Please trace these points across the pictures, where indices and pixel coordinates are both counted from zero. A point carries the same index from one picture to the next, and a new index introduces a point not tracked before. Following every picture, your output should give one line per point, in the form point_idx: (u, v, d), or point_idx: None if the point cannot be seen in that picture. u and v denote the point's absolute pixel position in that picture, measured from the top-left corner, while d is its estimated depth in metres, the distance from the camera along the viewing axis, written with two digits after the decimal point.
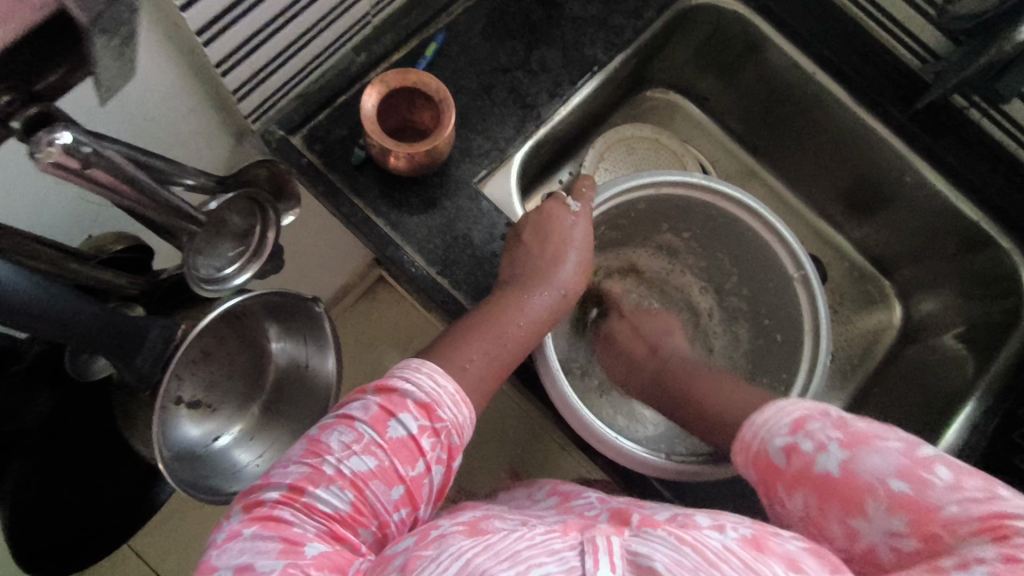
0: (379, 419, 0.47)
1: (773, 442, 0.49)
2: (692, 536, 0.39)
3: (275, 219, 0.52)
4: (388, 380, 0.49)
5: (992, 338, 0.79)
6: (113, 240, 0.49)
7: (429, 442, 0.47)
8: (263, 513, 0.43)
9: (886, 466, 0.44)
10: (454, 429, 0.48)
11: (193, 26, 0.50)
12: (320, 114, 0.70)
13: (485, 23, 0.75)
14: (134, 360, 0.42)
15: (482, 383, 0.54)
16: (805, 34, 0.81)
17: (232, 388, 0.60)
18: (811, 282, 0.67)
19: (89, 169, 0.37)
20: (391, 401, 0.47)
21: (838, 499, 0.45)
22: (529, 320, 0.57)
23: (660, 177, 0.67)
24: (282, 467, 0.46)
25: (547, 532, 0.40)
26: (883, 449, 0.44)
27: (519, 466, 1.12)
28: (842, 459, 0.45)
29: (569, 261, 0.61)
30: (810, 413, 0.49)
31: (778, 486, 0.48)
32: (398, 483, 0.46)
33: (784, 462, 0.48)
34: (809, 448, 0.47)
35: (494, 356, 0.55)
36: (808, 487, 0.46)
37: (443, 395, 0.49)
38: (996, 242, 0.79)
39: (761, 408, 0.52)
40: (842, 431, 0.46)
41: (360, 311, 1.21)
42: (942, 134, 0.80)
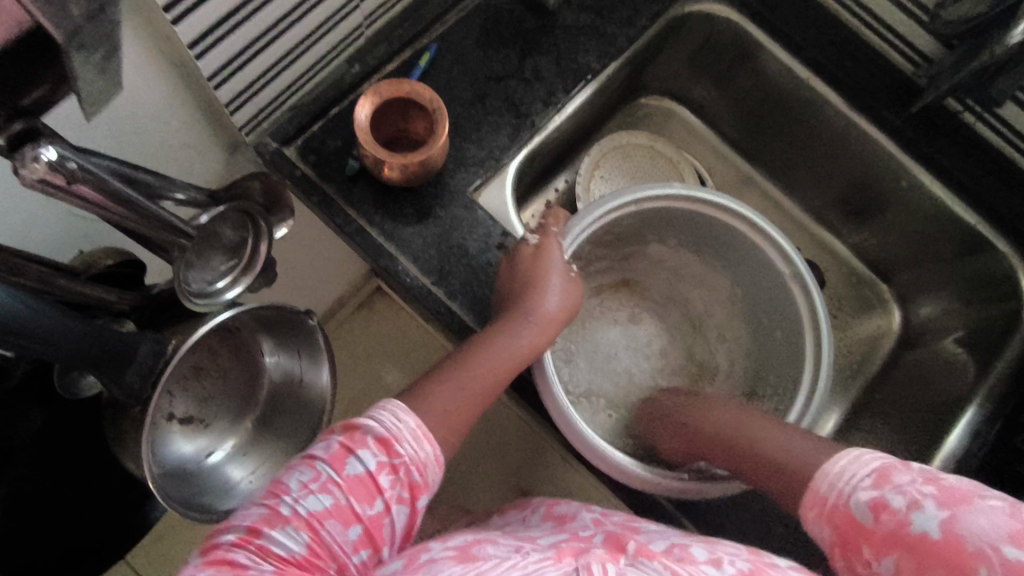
0: (338, 457, 0.46)
1: (848, 490, 0.46)
2: (687, 568, 0.41)
3: (268, 231, 0.51)
4: (350, 419, 0.48)
5: (991, 342, 0.79)
6: (106, 256, 0.48)
7: (389, 480, 0.46)
8: (217, 556, 0.41)
9: (994, 531, 0.39)
10: (415, 466, 0.47)
11: (184, 39, 0.50)
12: (313, 125, 0.69)
13: (479, 32, 0.74)
14: (122, 376, 0.42)
15: (450, 419, 0.52)
16: (799, 40, 0.81)
17: (225, 403, 0.59)
18: (808, 287, 0.67)
19: (71, 183, 0.36)
20: (352, 439, 0.46)
21: (940, 568, 0.40)
22: (501, 351, 0.57)
23: (645, 192, 0.67)
24: (240, 510, 0.45)
25: (541, 560, 0.43)
26: (938, 500, 0.42)
27: (518, 478, 1.11)
28: (882, 501, 0.44)
29: (549, 293, 0.61)
30: (894, 465, 0.46)
31: (814, 515, 0.48)
32: (355, 523, 0.44)
33: (831, 495, 0.47)
34: (867, 490, 0.45)
35: (463, 394, 0.54)
36: (902, 552, 0.42)
37: (405, 431, 0.47)
38: (993, 246, 0.79)
39: (832, 459, 0.49)
40: (936, 487, 0.43)
41: (357, 322, 1.21)
42: (937, 139, 0.80)
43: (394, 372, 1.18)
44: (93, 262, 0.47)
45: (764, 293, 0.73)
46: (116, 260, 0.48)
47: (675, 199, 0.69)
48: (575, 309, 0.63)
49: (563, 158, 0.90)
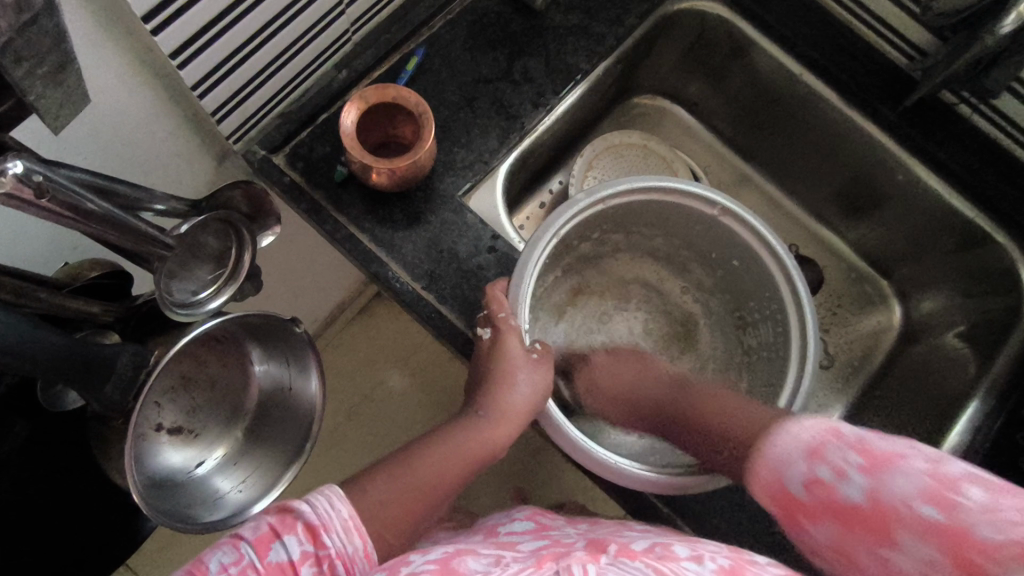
0: (264, 540, 0.42)
1: (792, 474, 0.45)
2: (667, 566, 0.41)
3: (251, 240, 0.52)
4: (287, 500, 0.45)
5: (992, 336, 0.77)
6: (88, 267, 0.48)
7: (310, 571, 0.42)
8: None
9: (910, 488, 0.39)
10: (341, 560, 0.44)
11: (165, 49, 0.50)
12: (302, 132, 0.69)
13: (466, 35, 0.74)
14: (103, 388, 0.42)
15: (414, 488, 0.55)
16: (789, 35, 0.80)
17: (214, 414, 0.59)
18: (800, 298, 0.66)
19: (42, 198, 0.36)
20: (281, 522, 0.43)
21: (865, 528, 0.41)
22: (449, 453, 0.58)
23: (638, 183, 0.66)
24: None
25: (521, 569, 0.42)
26: (908, 470, 0.40)
27: (519, 481, 1.11)
28: (866, 487, 0.41)
29: (516, 382, 0.60)
30: (826, 436, 0.45)
31: (802, 516, 0.45)
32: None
33: (806, 492, 0.44)
34: (829, 476, 0.43)
35: (424, 467, 0.57)
36: (832, 518, 0.42)
37: (334, 519, 0.45)
38: (992, 239, 0.77)
39: (776, 433, 0.48)
40: (861, 454, 0.42)
41: (357, 329, 1.21)
42: (933, 132, 0.79)
43: (395, 377, 1.18)
44: (75, 274, 0.47)
45: (758, 293, 0.72)
46: (99, 271, 0.48)
47: (668, 194, 0.68)
48: (546, 399, 0.62)
49: (557, 159, 0.90)
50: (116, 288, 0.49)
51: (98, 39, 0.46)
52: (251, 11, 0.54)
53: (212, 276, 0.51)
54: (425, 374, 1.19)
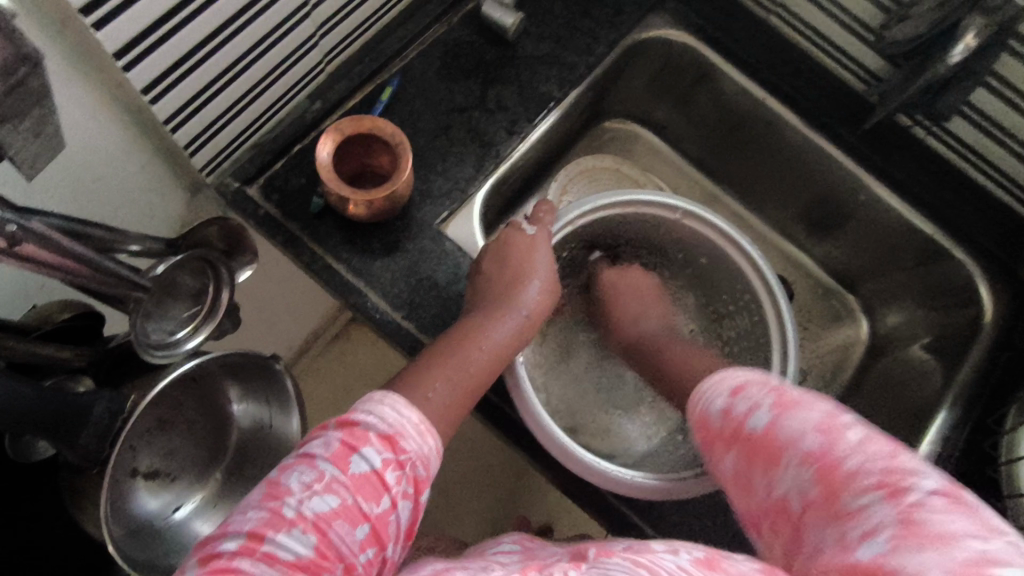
0: (341, 455, 0.42)
1: (714, 405, 0.50)
2: (646, 557, 0.40)
3: (230, 278, 0.52)
4: (348, 413, 0.44)
5: (955, 346, 0.80)
6: (59, 309, 0.47)
7: (395, 476, 0.43)
8: (218, 565, 0.38)
9: (804, 426, 0.44)
10: (420, 460, 0.44)
11: (137, 85, 0.49)
12: (276, 163, 0.69)
13: (440, 65, 0.75)
14: (79, 439, 0.40)
15: (447, 412, 0.51)
16: (752, 62, 0.83)
17: (192, 455, 0.58)
18: (782, 315, 0.67)
19: (15, 246, 0.35)
20: (353, 435, 0.43)
21: (761, 455, 0.45)
22: (494, 344, 0.56)
23: (626, 199, 0.68)
24: (239, 513, 0.41)
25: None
26: (807, 411, 0.45)
27: (499, 506, 1.09)
28: (769, 419, 0.46)
29: (533, 286, 0.60)
30: (749, 380, 0.50)
31: (715, 445, 0.50)
32: (363, 522, 0.41)
33: (721, 420, 0.49)
34: (743, 408, 0.48)
35: (458, 385, 0.52)
36: (739, 446, 0.47)
37: (407, 425, 0.45)
38: (951, 254, 0.80)
39: (710, 376, 0.53)
40: (774, 396, 0.47)
41: (331, 356, 1.19)
42: (890, 153, 0.82)
43: None
44: (45, 318, 0.46)
45: (729, 284, 0.73)
46: (70, 313, 0.47)
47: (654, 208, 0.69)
48: (554, 305, 0.62)
49: (530, 186, 0.90)
50: (89, 330, 0.48)
51: (66, 74, 0.45)
52: (226, 45, 0.54)
53: (189, 315, 0.50)
54: None
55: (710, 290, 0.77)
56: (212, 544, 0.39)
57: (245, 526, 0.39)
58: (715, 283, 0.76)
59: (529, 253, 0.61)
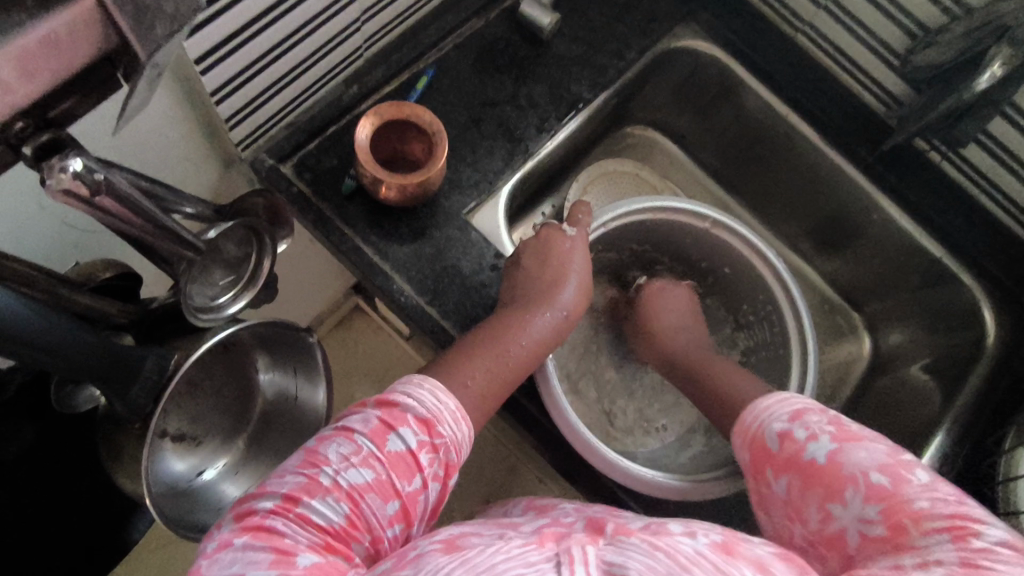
0: (379, 432, 0.45)
1: (771, 427, 0.53)
2: (664, 541, 0.40)
3: (272, 247, 0.53)
4: (390, 392, 0.47)
5: (955, 368, 0.82)
6: (102, 268, 0.47)
7: (428, 458, 0.45)
8: (254, 521, 0.40)
9: (870, 461, 0.47)
10: (453, 446, 0.47)
11: (192, 55, 0.50)
12: (310, 143, 0.70)
13: (474, 58, 0.76)
14: (129, 392, 0.42)
15: (481, 403, 0.53)
16: (778, 78, 0.85)
17: (218, 421, 0.59)
18: (805, 332, 0.69)
19: (93, 197, 0.37)
20: (391, 415, 0.46)
21: (821, 485, 0.48)
22: (531, 340, 0.57)
23: (654, 206, 0.70)
24: (277, 476, 0.44)
25: (524, 544, 0.40)
26: (870, 448, 0.48)
27: (494, 500, 1.10)
28: (832, 450, 0.49)
29: (570, 285, 0.61)
30: (809, 407, 0.53)
31: (766, 468, 0.52)
32: (394, 499, 0.44)
33: (777, 445, 0.52)
34: (802, 435, 0.50)
35: (494, 374, 0.54)
36: (794, 472, 0.50)
37: (444, 411, 0.47)
38: (958, 278, 0.82)
39: (762, 398, 0.56)
40: (836, 427, 0.50)
41: (334, 341, 1.19)
42: (904, 176, 0.84)
43: (369, 393, 1.16)
44: (88, 274, 0.46)
45: (750, 294, 0.76)
46: (112, 273, 0.47)
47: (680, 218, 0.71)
48: (590, 300, 0.63)
49: (549, 185, 0.91)
50: (126, 290, 0.48)
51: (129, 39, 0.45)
52: (276, 23, 0.55)
53: (230, 281, 0.51)
54: None
55: (727, 296, 0.80)
56: (250, 502, 0.42)
57: (283, 489, 0.42)
58: (734, 288, 0.78)
59: (568, 255, 0.62)
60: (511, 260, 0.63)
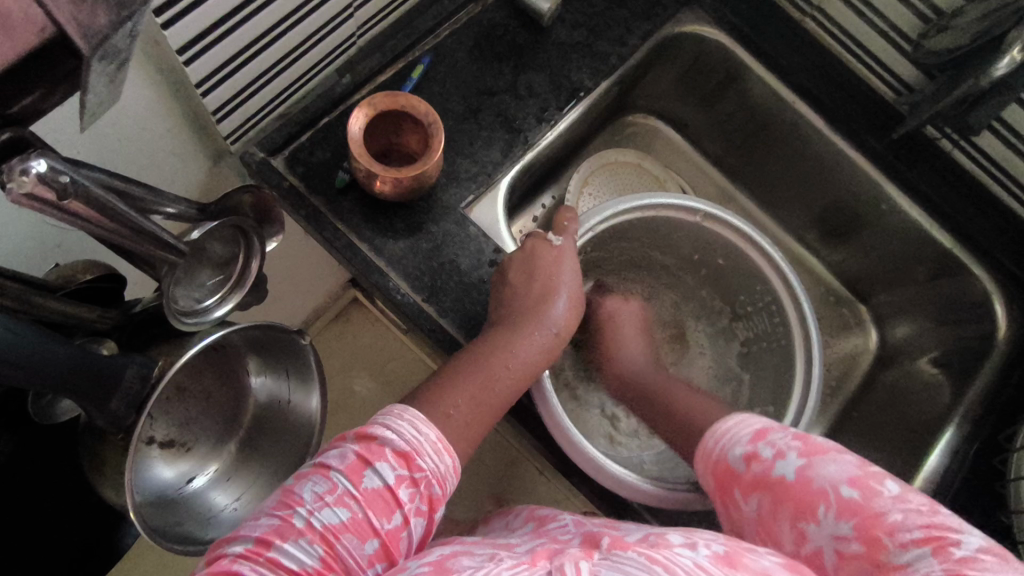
0: (355, 469, 0.44)
1: (733, 451, 0.51)
2: (661, 554, 0.38)
3: (260, 247, 0.51)
4: (367, 427, 0.46)
5: (964, 362, 0.81)
6: (82, 270, 0.45)
7: (408, 493, 0.44)
8: (222, 566, 0.39)
9: (839, 474, 0.46)
10: (436, 478, 0.46)
11: (174, 45, 0.47)
12: (302, 135, 0.68)
13: (471, 46, 0.74)
14: (108, 403, 0.40)
15: (468, 430, 0.51)
16: (786, 64, 0.82)
17: (208, 426, 0.57)
18: (808, 326, 0.67)
19: (62, 201, 0.35)
20: (369, 450, 0.45)
21: (790, 504, 0.46)
22: (521, 360, 0.55)
23: (657, 200, 0.67)
24: (252, 518, 0.43)
25: (514, 566, 0.39)
26: (839, 460, 0.47)
27: (494, 496, 1.09)
28: (800, 467, 0.47)
29: (560, 299, 0.59)
30: (769, 425, 0.52)
31: (736, 491, 0.50)
32: (373, 537, 0.42)
33: (743, 468, 0.50)
34: (769, 454, 0.49)
35: (478, 402, 0.52)
36: (763, 492, 0.48)
37: (425, 443, 0.46)
38: (969, 270, 0.80)
39: (723, 418, 0.55)
40: (801, 442, 0.49)
41: (332, 335, 1.17)
42: (915, 165, 0.81)
43: (368, 387, 1.15)
44: (68, 277, 0.44)
45: (748, 286, 0.73)
46: (96, 274, 0.46)
47: (684, 212, 0.69)
48: (581, 315, 0.62)
49: (549, 176, 0.89)
50: (111, 292, 0.47)
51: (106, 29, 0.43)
52: (263, 10, 0.52)
53: (216, 283, 0.49)
54: (397, 384, 1.16)
55: (726, 290, 0.77)
56: (222, 547, 0.41)
57: (255, 531, 0.41)
58: (727, 276, 0.75)
59: (556, 265, 0.60)
60: (498, 271, 0.60)
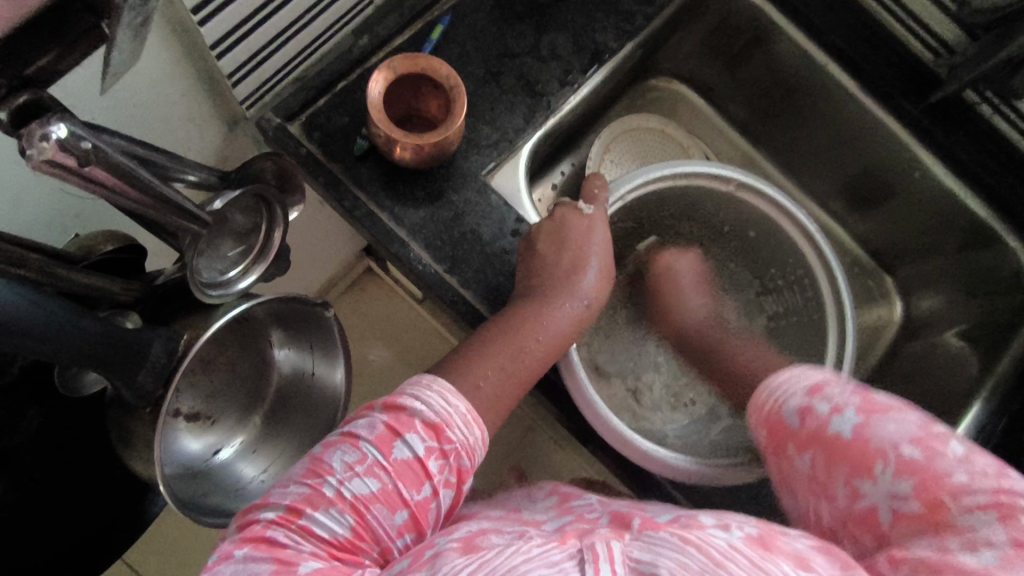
0: (385, 439, 0.43)
1: (788, 403, 0.51)
2: (695, 534, 0.38)
3: (282, 216, 0.49)
4: (396, 396, 0.45)
5: (996, 334, 0.79)
6: (102, 241, 0.45)
7: (438, 465, 0.43)
8: (254, 533, 0.40)
9: (900, 434, 0.45)
10: (465, 450, 0.45)
11: (189, 3, 0.45)
12: (319, 100, 0.65)
13: (492, 5, 0.71)
14: (136, 377, 0.39)
15: (496, 402, 0.51)
16: (819, 24, 0.78)
17: (232, 398, 0.57)
18: (840, 298, 0.65)
19: (83, 166, 0.33)
20: (398, 420, 0.44)
21: (847, 460, 0.46)
22: (551, 332, 0.54)
23: (688, 168, 0.65)
24: (280, 486, 0.43)
25: (544, 544, 0.38)
26: (899, 419, 0.46)
27: (509, 465, 1.09)
28: (857, 423, 0.47)
29: (591, 269, 0.58)
30: (827, 379, 0.51)
31: (789, 445, 0.50)
32: (402, 508, 0.42)
33: (797, 422, 0.50)
34: (825, 409, 0.49)
35: (509, 373, 0.52)
36: (818, 448, 0.48)
37: (454, 415, 0.45)
38: (1004, 240, 0.78)
39: (779, 370, 0.54)
40: (860, 397, 0.48)
41: (347, 304, 1.17)
42: (952, 131, 0.78)
43: (383, 357, 1.15)
44: (88, 248, 0.44)
45: (779, 258, 0.72)
46: (113, 247, 0.44)
47: (715, 181, 0.67)
48: (612, 286, 0.60)
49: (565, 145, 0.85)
50: (131, 264, 0.45)
51: None
52: None
53: (239, 254, 0.48)
54: (412, 353, 1.16)
55: (755, 261, 0.75)
56: (252, 512, 0.42)
57: (285, 500, 0.41)
58: (759, 252, 0.74)
59: (586, 236, 0.58)
60: (526, 243, 0.59)
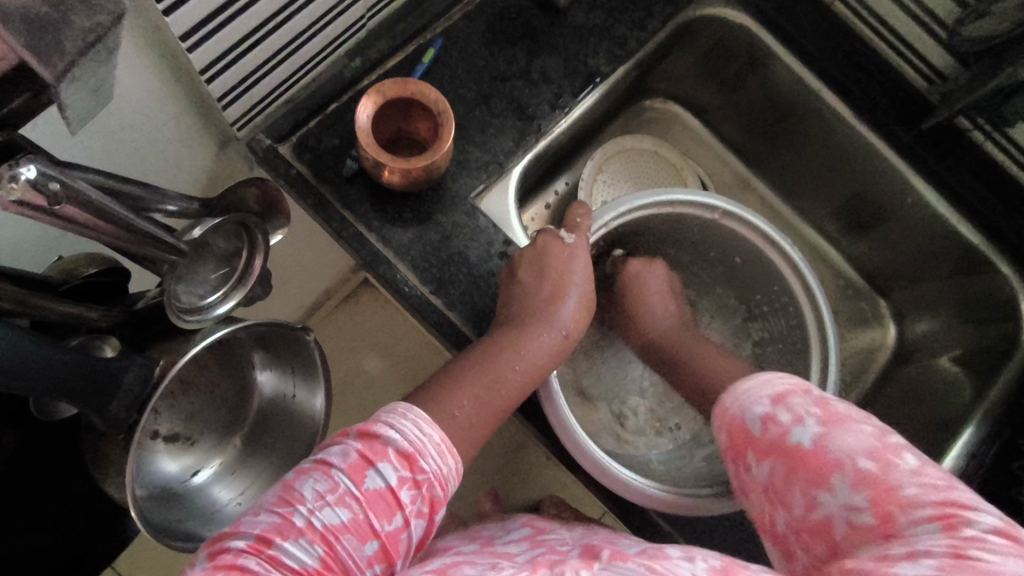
0: (357, 468, 0.43)
1: (752, 411, 0.50)
2: (661, 563, 0.39)
3: (263, 242, 0.50)
4: (371, 424, 0.45)
5: (988, 362, 0.78)
6: (85, 263, 0.45)
7: (410, 495, 0.44)
8: (225, 561, 0.39)
9: (857, 445, 0.45)
10: (438, 481, 0.45)
11: (176, 32, 0.46)
12: (310, 122, 0.66)
13: (485, 29, 0.71)
14: (108, 406, 0.40)
15: (470, 430, 0.51)
16: (812, 50, 0.79)
17: (213, 420, 0.58)
18: (825, 327, 0.65)
19: (55, 205, 0.34)
20: (372, 449, 0.44)
21: (805, 470, 0.46)
22: (529, 359, 0.54)
23: (675, 195, 0.65)
24: (252, 513, 0.43)
25: None
26: (858, 431, 0.46)
27: (500, 483, 1.08)
28: (816, 434, 0.46)
29: (571, 298, 0.58)
30: (792, 388, 0.50)
31: (749, 452, 0.50)
32: (372, 538, 0.42)
33: (759, 430, 0.50)
34: (786, 419, 0.48)
35: (484, 403, 0.52)
36: (778, 456, 0.48)
37: (428, 444, 0.46)
38: (995, 267, 0.78)
39: (741, 379, 0.54)
40: (820, 409, 0.48)
41: (341, 317, 1.17)
42: (943, 158, 0.78)
43: (376, 370, 1.15)
44: (70, 271, 0.44)
45: (766, 285, 0.72)
46: (96, 269, 0.45)
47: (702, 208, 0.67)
48: (592, 317, 0.60)
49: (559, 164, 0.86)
50: (112, 287, 0.46)
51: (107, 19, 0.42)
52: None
53: (218, 279, 0.48)
54: (405, 367, 1.16)
55: (743, 286, 0.75)
56: (223, 540, 0.41)
57: (256, 528, 0.41)
58: (747, 277, 0.74)
59: (568, 264, 0.58)
60: (508, 269, 0.59)
